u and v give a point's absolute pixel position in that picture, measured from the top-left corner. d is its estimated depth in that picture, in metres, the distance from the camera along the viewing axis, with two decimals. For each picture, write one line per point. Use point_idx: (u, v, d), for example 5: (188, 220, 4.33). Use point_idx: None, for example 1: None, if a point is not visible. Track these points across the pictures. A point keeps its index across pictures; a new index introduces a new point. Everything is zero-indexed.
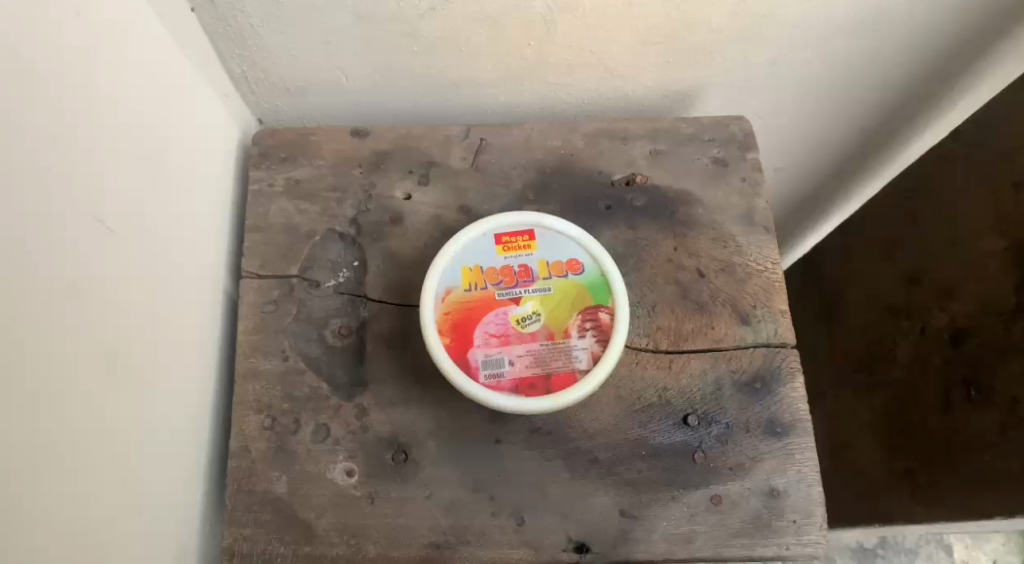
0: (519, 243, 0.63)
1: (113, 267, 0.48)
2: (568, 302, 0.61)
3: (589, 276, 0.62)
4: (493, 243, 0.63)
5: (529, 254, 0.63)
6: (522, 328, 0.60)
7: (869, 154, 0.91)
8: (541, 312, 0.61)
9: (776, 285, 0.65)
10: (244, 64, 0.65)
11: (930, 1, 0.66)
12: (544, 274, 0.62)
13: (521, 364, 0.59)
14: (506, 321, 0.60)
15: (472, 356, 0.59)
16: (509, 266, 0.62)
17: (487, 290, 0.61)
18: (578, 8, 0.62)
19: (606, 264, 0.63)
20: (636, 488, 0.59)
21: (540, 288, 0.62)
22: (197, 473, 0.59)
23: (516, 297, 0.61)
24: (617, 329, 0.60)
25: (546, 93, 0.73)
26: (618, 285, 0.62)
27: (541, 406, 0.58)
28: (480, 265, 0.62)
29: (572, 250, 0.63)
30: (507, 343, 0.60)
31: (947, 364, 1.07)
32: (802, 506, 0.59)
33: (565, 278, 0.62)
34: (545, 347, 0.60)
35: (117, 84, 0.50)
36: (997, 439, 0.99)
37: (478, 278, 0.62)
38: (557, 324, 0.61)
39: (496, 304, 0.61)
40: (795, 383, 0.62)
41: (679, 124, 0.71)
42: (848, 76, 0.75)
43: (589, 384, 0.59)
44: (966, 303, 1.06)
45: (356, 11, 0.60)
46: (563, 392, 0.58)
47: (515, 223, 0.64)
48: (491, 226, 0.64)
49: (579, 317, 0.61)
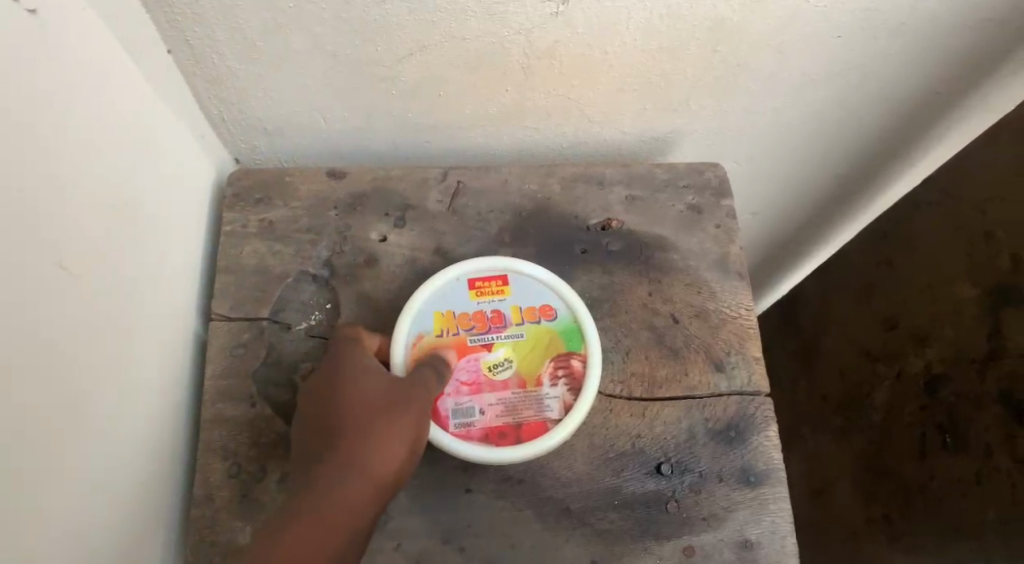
0: (492, 288, 0.63)
1: (74, 314, 0.47)
2: (540, 349, 0.61)
3: (562, 321, 0.62)
4: (467, 288, 0.63)
5: (502, 300, 0.63)
6: (493, 375, 0.60)
7: (844, 201, 0.92)
8: (513, 359, 0.61)
9: (750, 331, 0.65)
10: (221, 105, 0.65)
11: (898, 57, 0.68)
12: (517, 320, 0.62)
13: (491, 413, 0.59)
14: (477, 368, 0.60)
15: (441, 405, 0.59)
16: (481, 311, 0.62)
17: (459, 335, 0.61)
18: (554, 56, 0.63)
19: (579, 309, 0.63)
20: (608, 539, 0.58)
21: (513, 335, 0.62)
22: (157, 521, 0.57)
23: (487, 344, 0.61)
24: (589, 377, 0.60)
25: (524, 137, 0.73)
26: (591, 332, 0.62)
27: (512, 457, 0.57)
28: (452, 310, 0.62)
29: (546, 295, 0.63)
30: (477, 391, 0.59)
31: (923, 410, 1.17)
32: (775, 559, 0.58)
33: (538, 323, 0.62)
34: (516, 395, 0.60)
35: (83, 127, 0.50)
36: (973, 488, 1.12)
37: (450, 324, 0.61)
38: (529, 372, 0.60)
39: (468, 350, 0.61)
40: (769, 431, 0.62)
41: (654, 170, 0.72)
42: (820, 124, 0.76)
43: (560, 433, 0.58)
44: (942, 348, 1.18)
45: (333, 55, 0.61)
46: (534, 441, 0.58)
47: (489, 267, 0.64)
48: (464, 270, 0.63)
49: (551, 364, 0.61)
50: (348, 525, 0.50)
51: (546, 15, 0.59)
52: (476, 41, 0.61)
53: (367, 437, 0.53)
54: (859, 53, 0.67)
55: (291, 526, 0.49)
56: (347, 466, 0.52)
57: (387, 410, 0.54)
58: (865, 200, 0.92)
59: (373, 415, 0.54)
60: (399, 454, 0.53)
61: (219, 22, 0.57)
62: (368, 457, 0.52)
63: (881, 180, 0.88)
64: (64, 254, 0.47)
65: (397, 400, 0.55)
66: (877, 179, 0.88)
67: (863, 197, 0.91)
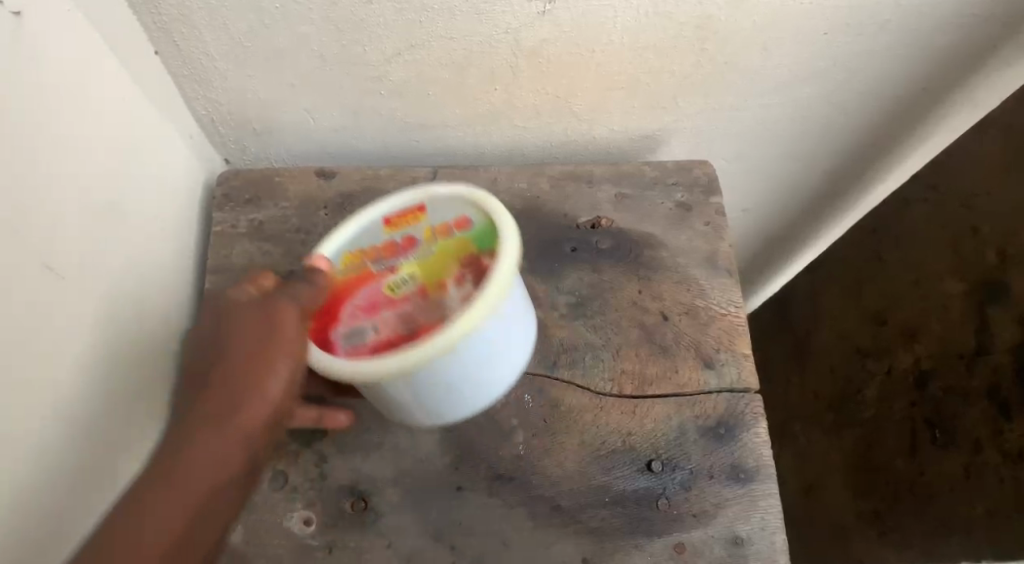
0: (407, 219, 0.59)
1: (63, 318, 0.48)
2: (447, 257, 0.56)
3: (476, 228, 0.57)
4: (381, 230, 0.59)
5: (418, 231, 0.58)
6: (393, 294, 0.55)
7: (834, 198, 0.92)
8: (416, 274, 0.56)
9: (740, 329, 0.65)
10: (209, 105, 0.65)
11: (884, 55, 0.68)
12: (429, 240, 0.58)
13: (384, 331, 0.53)
14: (376, 290, 0.56)
15: (335, 331, 0.54)
16: (392, 241, 0.59)
17: (366, 268, 0.57)
18: (542, 55, 0.63)
19: (496, 210, 0.56)
20: (599, 537, 0.58)
21: (417, 254, 0.57)
22: None
23: (391, 267, 0.57)
24: (498, 268, 0.53)
25: (514, 136, 0.73)
26: (507, 228, 0.54)
27: (399, 364, 0.50)
28: (362, 248, 0.58)
29: (459, 207, 0.58)
30: (373, 312, 0.55)
31: (913, 406, 1.18)
32: (765, 555, 0.57)
33: (449, 238, 0.57)
34: (415, 307, 0.54)
35: (71, 130, 0.50)
36: (961, 480, 1.14)
37: (356, 260, 0.58)
38: (431, 279, 0.55)
39: (371, 277, 0.56)
40: (759, 428, 0.61)
41: (643, 168, 0.72)
42: (808, 121, 0.76)
43: (459, 329, 0.51)
44: (930, 344, 1.20)
45: (321, 54, 0.61)
46: (430, 342, 0.50)
47: (401, 200, 0.60)
48: (377, 208, 0.59)
49: (456, 269, 0.55)
50: (223, 483, 0.49)
51: (534, 13, 0.59)
52: (463, 40, 0.61)
53: (241, 390, 0.50)
54: (847, 50, 0.67)
55: (142, 497, 0.47)
56: (198, 429, 0.49)
57: (269, 354, 0.50)
58: (854, 196, 0.93)
59: (238, 362, 0.50)
60: (274, 401, 0.51)
61: (205, 23, 0.57)
62: (233, 415, 0.49)
63: (870, 176, 0.88)
64: (52, 257, 0.47)
65: (273, 342, 0.51)
66: (866, 174, 0.88)
67: (852, 193, 0.92)
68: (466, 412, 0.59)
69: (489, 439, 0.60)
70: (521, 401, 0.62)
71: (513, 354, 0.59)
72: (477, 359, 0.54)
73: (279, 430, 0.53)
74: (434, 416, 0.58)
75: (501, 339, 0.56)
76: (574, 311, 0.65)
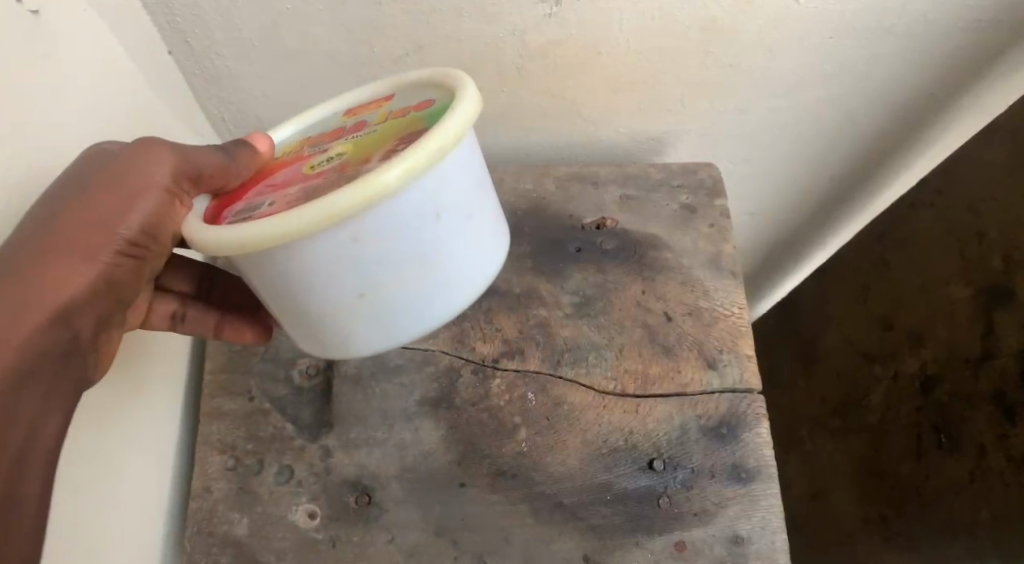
0: (369, 108, 0.52)
1: None
2: (384, 135, 0.47)
3: (433, 109, 0.47)
4: (340, 119, 0.53)
5: (373, 114, 0.51)
6: (311, 170, 0.47)
7: (841, 203, 0.92)
8: (343, 152, 0.47)
9: (743, 330, 0.65)
10: (222, 105, 0.66)
11: (889, 60, 0.68)
12: (379, 121, 0.50)
13: (278, 204, 0.45)
14: (297, 171, 0.48)
15: (232, 209, 0.48)
16: (342, 127, 0.52)
17: (301, 153, 0.51)
18: (549, 57, 0.64)
19: (459, 85, 0.47)
20: (600, 534, 0.58)
21: (361, 133, 0.49)
22: (156, 509, 0.59)
23: (325, 149, 0.49)
24: (420, 147, 0.42)
25: (521, 138, 0.74)
26: (467, 96, 0.46)
27: (267, 226, 0.41)
28: (310, 136, 0.53)
29: (426, 93, 0.50)
30: (279, 190, 0.47)
31: (919, 411, 1.17)
32: (764, 555, 0.57)
33: (401, 117, 0.48)
34: (325, 181, 0.45)
35: (89, 128, 0.51)
36: (965, 486, 1.13)
37: (299, 147, 0.52)
38: (355, 157, 0.46)
39: (300, 159, 0.50)
40: (760, 429, 0.61)
41: (648, 170, 0.74)
42: (813, 124, 0.77)
43: (358, 189, 0.41)
44: (937, 348, 1.20)
45: (331, 55, 0.62)
46: (310, 208, 0.41)
47: (372, 92, 0.54)
48: (343, 102, 0.54)
49: (390, 144, 0.46)
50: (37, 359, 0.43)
51: (541, 15, 0.60)
52: (471, 42, 0.62)
53: (70, 249, 0.45)
54: (853, 54, 0.67)
55: None
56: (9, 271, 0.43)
57: (122, 208, 0.47)
58: (861, 201, 0.93)
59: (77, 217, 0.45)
60: (97, 268, 0.47)
61: (219, 24, 0.58)
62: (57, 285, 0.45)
63: (877, 181, 0.88)
64: None
65: (136, 179, 0.47)
66: (873, 179, 0.88)
67: (859, 198, 0.92)
68: (408, 321, 0.49)
69: (492, 436, 0.61)
70: (524, 399, 0.62)
71: (461, 233, 0.48)
72: (417, 222, 0.45)
73: (102, 314, 0.49)
74: (373, 328, 0.49)
75: (446, 193, 0.45)
76: (578, 310, 0.66)
